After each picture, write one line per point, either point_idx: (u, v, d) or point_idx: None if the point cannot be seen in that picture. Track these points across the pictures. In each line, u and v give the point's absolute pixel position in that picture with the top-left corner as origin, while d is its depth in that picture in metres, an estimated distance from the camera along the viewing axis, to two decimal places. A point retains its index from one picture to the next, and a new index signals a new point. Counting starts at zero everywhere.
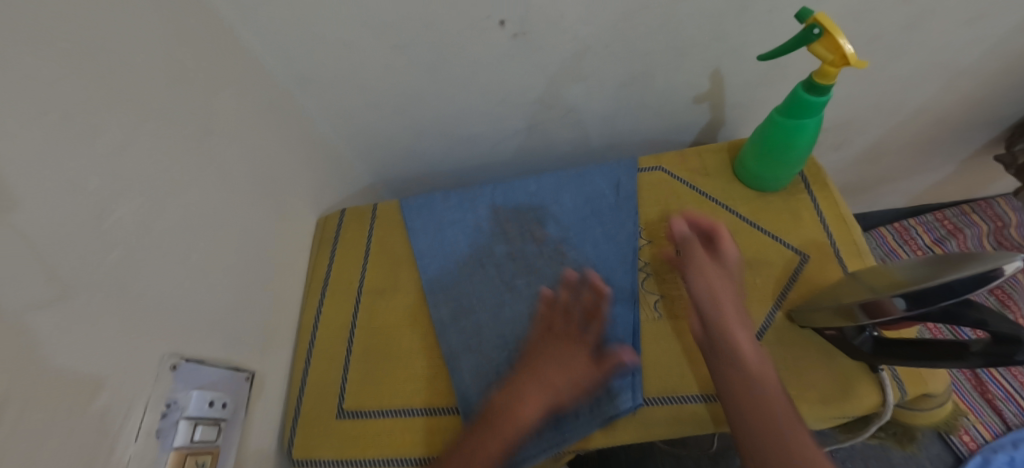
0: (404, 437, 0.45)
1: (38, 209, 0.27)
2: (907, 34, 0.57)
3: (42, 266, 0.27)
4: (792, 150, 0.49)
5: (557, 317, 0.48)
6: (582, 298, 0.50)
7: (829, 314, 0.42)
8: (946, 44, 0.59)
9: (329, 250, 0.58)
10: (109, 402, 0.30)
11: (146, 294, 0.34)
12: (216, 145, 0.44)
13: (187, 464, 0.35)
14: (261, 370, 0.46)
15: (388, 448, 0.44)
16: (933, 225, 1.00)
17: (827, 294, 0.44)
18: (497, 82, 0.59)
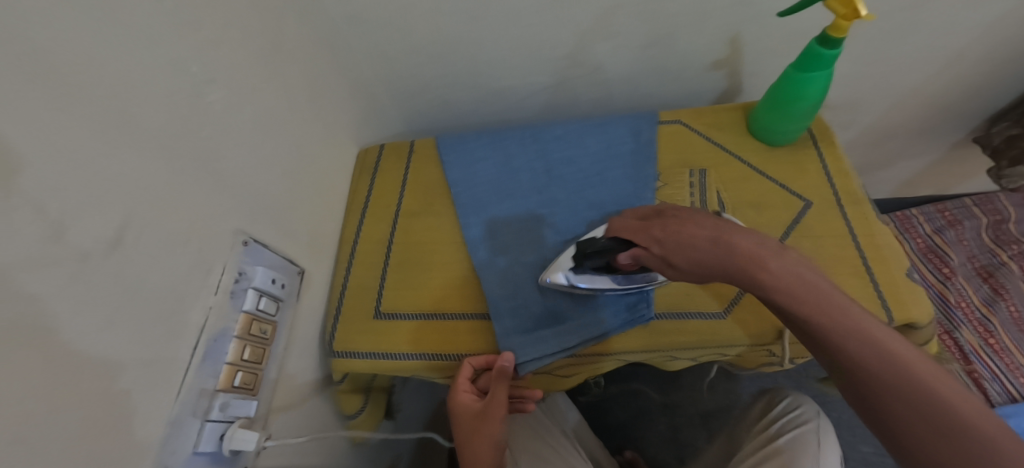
0: (415, 336, 0.50)
1: (148, 82, 0.32)
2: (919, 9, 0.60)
3: (150, 127, 0.32)
4: (800, 102, 0.53)
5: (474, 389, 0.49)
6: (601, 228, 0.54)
7: None
8: (956, 19, 0.62)
9: (369, 177, 0.64)
10: (197, 255, 0.35)
11: (224, 174, 0.39)
12: (281, 63, 0.49)
13: (252, 327, 0.40)
14: (309, 268, 0.52)
15: (399, 344, 0.49)
16: (934, 216, 1.05)
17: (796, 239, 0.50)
18: (530, 35, 0.63)
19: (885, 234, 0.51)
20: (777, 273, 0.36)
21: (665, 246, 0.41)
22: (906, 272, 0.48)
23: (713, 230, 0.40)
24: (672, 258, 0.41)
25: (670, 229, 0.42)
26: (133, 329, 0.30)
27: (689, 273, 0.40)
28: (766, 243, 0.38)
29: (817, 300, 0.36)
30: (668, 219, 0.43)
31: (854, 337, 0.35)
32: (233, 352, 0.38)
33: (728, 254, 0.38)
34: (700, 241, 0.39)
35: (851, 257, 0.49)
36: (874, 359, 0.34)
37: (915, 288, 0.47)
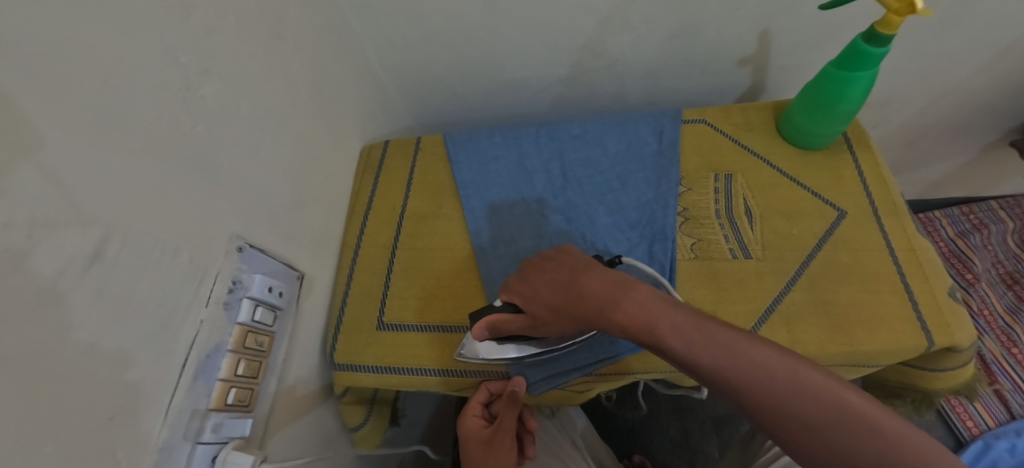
0: (428, 349, 0.48)
1: (133, 74, 0.29)
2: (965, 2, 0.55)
3: (135, 123, 0.29)
4: (839, 104, 0.49)
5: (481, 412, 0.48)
6: (619, 236, 0.52)
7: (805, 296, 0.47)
8: (1007, 13, 0.57)
9: (374, 174, 0.61)
10: (189, 263, 0.33)
11: (220, 174, 0.36)
12: (282, 51, 0.45)
13: (248, 339, 0.37)
14: (310, 274, 0.49)
15: (411, 358, 0.47)
16: (958, 219, 1.00)
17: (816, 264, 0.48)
18: (548, 24, 0.59)
19: (926, 249, 0.48)
20: (652, 325, 0.33)
21: (530, 300, 0.40)
22: (948, 291, 0.46)
23: (566, 275, 0.39)
24: (538, 312, 0.40)
25: (531, 278, 0.41)
26: (118, 350, 0.27)
27: (556, 324, 0.39)
28: (613, 283, 0.37)
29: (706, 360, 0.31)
30: (529, 268, 0.43)
31: (768, 401, 0.29)
32: (226, 368, 0.35)
33: (585, 300, 0.37)
34: (549, 293, 0.39)
35: (888, 274, 0.47)
36: (790, 419, 0.29)
37: (957, 310, 0.45)
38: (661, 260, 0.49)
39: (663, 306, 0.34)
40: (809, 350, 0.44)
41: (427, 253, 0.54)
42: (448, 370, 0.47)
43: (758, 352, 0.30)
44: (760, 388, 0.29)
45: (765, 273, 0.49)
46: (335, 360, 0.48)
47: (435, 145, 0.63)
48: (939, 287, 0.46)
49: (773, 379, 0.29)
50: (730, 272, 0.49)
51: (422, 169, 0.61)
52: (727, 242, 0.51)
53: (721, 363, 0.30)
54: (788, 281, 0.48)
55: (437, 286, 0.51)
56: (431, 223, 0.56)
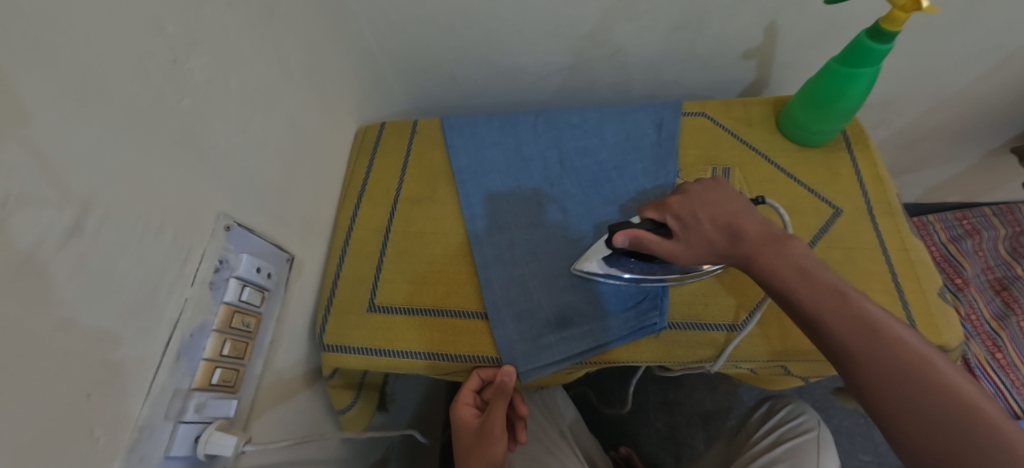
0: (416, 334, 0.48)
1: (117, 44, 0.28)
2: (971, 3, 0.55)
3: (117, 93, 0.28)
4: (840, 101, 0.49)
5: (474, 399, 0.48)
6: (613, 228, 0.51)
7: None
8: (1014, 16, 0.57)
9: (369, 156, 0.60)
10: (173, 240, 0.32)
11: (207, 150, 0.36)
12: (275, 28, 0.44)
13: (234, 319, 0.37)
14: (300, 255, 0.48)
15: (398, 342, 0.47)
16: (951, 224, 1.01)
17: (817, 262, 0.49)
18: (550, 10, 0.58)
19: (919, 250, 0.48)
20: (801, 282, 0.36)
21: (684, 225, 0.42)
22: (939, 292, 0.46)
23: (730, 213, 0.41)
24: (689, 237, 0.42)
25: (693, 203, 0.43)
26: (97, 326, 0.27)
27: (700, 253, 0.41)
28: (774, 232, 0.40)
29: (843, 326, 0.34)
30: (692, 193, 0.44)
31: (887, 378, 0.32)
32: (210, 348, 0.35)
33: (747, 237, 0.40)
34: (710, 224, 0.41)
35: (880, 272, 0.48)
36: (904, 404, 0.31)
37: (947, 311, 0.45)
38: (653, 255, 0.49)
39: (822, 268, 0.37)
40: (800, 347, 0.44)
41: (420, 238, 0.53)
42: (434, 353, 0.47)
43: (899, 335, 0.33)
44: (882, 359, 0.32)
45: None
46: (323, 342, 0.48)
47: (431, 130, 0.62)
48: (930, 287, 0.46)
49: (904, 365, 0.32)
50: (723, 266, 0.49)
51: (418, 154, 0.60)
52: None
53: (857, 329, 0.33)
54: None
55: (428, 272, 0.51)
56: (426, 209, 0.56)
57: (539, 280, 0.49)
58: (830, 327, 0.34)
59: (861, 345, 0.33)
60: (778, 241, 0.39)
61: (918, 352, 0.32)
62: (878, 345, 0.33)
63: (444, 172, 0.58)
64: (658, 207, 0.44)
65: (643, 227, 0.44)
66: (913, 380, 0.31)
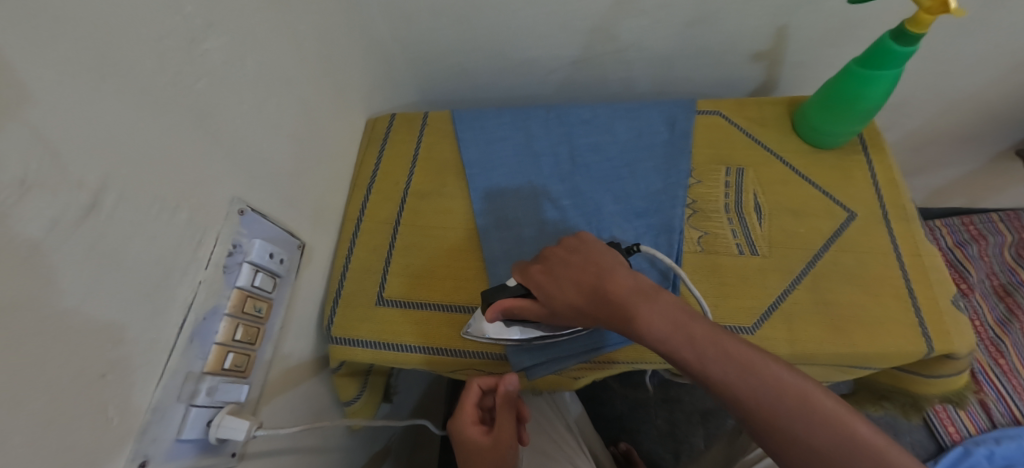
0: (420, 327, 0.47)
1: (135, 22, 0.27)
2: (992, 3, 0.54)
3: (135, 71, 0.28)
4: (859, 104, 0.48)
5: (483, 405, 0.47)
6: (625, 225, 0.51)
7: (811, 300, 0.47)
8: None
9: (378, 146, 0.60)
10: (187, 222, 0.32)
11: (222, 133, 0.35)
12: (290, 11, 0.43)
13: (247, 304, 0.36)
14: (310, 244, 0.48)
15: (400, 334, 0.47)
16: (957, 228, 1.02)
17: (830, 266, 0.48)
18: (566, 3, 0.57)
19: (932, 256, 0.48)
20: (695, 358, 0.32)
21: (547, 293, 0.38)
22: (951, 298, 0.46)
23: (593, 275, 0.37)
24: (559, 308, 0.38)
25: (558, 269, 0.39)
26: (113, 306, 0.26)
27: (573, 317, 0.38)
28: (643, 288, 0.35)
29: (756, 410, 0.29)
30: (553, 259, 0.40)
31: (784, 424, 0.28)
32: (223, 332, 0.35)
33: (615, 305, 0.35)
34: (574, 293, 0.37)
35: (892, 278, 0.47)
36: (801, 446, 0.28)
37: (959, 318, 0.45)
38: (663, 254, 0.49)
39: (706, 332, 0.32)
40: (809, 350, 0.44)
41: (429, 230, 0.53)
42: (432, 348, 0.47)
43: (774, 371, 0.30)
44: (810, 444, 0.28)
45: (770, 271, 0.48)
46: (331, 331, 0.48)
47: (441, 122, 0.61)
48: (942, 293, 0.46)
49: (783, 401, 0.29)
50: (734, 266, 0.49)
51: (428, 145, 0.60)
52: (734, 237, 0.50)
53: (766, 411, 0.29)
54: (792, 280, 0.48)
55: (437, 265, 0.51)
56: (436, 201, 0.55)
57: None
58: (712, 376, 0.31)
59: (741, 389, 0.30)
60: (652, 294, 0.35)
61: (837, 424, 0.28)
62: (802, 426, 0.28)
63: (455, 164, 0.58)
64: (526, 275, 0.40)
65: (511, 293, 0.41)
66: (797, 417, 0.28)
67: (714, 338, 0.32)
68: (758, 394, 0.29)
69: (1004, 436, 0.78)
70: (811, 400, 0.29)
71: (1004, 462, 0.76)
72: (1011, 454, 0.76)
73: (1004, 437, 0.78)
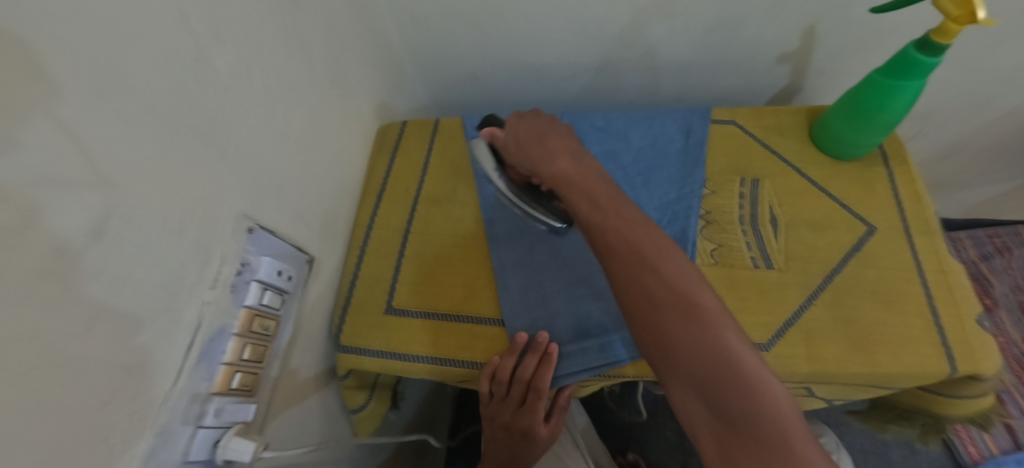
0: (424, 336, 0.47)
1: (141, 41, 0.27)
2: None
3: (142, 91, 0.27)
4: (882, 114, 0.47)
5: (502, 386, 0.45)
6: None
7: (829, 316, 0.45)
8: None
9: (390, 154, 0.60)
10: (193, 243, 0.31)
11: (229, 150, 0.35)
12: (299, 23, 0.43)
13: (254, 323, 0.36)
14: (319, 255, 0.48)
15: (400, 343, 0.47)
16: (982, 241, 0.97)
17: (851, 281, 0.47)
18: (579, 8, 0.56)
19: (957, 272, 0.46)
20: (598, 213, 0.40)
21: (509, 130, 0.48)
22: (977, 318, 0.44)
23: (550, 129, 0.48)
24: (510, 143, 0.48)
25: (531, 118, 0.49)
26: (119, 329, 0.26)
27: (512, 154, 0.48)
28: (577, 152, 0.46)
29: (628, 261, 0.37)
30: (533, 113, 0.50)
31: (637, 268, 0.37)
32: (231, 352, 0.34)
33: (545, 150, 0.45)
34: (525, 133, 0.47)
35: (916, 295, 0.46)
36: (648, 291, 0.35)
37: (985, 339, 0.43)
38: None
39: (620, 203, 0.41)
40: (825, 368, 0.43)
41: (438, 240, 0.53)
42: (426, 357, 0.47)
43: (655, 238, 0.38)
44: (659, 293, 0.35)
45: (788, 287, 0.47)
46: (340, 342, 0.48)
47: (451, 130, 0.61)
48: (968, 312, 0.44)
49: (649, 253, 0.37)
50: (747, 279, 0.48)
51: (439, 153, 0.59)
52: (749, 250, 0.49)
53: (630, 249, 0.37)
54: (810, 295, 0.46)
55: (445, 273, 0.50)
56: (445, 209, 0.55)
57: (555, 288, 0.48)
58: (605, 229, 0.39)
59: (618, 238, 0.38)
60: (581, 157, 0.45)
61: (689, 290, 0.35)
62: (660, 282, 0.36)
63: (466, 172, 0.57)
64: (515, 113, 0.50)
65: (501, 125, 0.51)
66: (653, 266, 0.36)
67: (626, 209, 0.40)
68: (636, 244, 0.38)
69: None
70: (677, 271, 0.36)
71: None
72: None
73: None
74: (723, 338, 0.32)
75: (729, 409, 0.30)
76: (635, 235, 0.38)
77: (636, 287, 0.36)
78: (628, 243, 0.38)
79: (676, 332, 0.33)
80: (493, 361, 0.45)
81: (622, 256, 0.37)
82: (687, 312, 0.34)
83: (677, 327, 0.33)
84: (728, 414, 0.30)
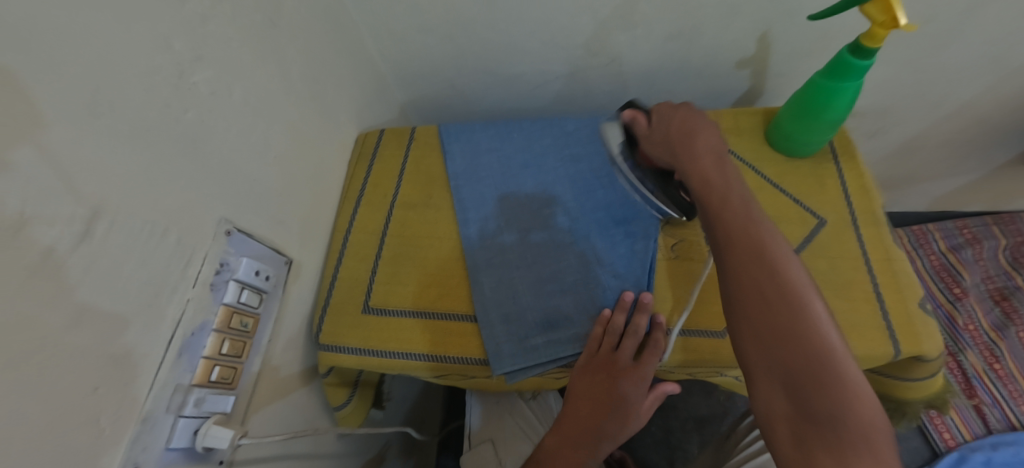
0: (401, 333, 0.50)
1: (125, 61, 0.30)
2: (963, 29, 0.55)
3: (124, 106, 0.30)
4: (826, 113, 0.50)
5: (608, 342, 0.46)
6: (605, 233, 0.53)
7: None
8: (1017, 32, 0.56)
9: (369, 161, 0.63)
10: (176, 245, 0.34)
11: (211, 159, 0.38)
12: (277, 40, 0.46)
13: (233, 320, 0.39)
14: (299, 258, 0.51)
15: (377, 340, 0.49)
16: (952, 232, 1.00)
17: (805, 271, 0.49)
18: (545, 20, 0.59)
19: (901, 260, 0.49)
20: (727, 209, 0.39)
21: (661, 119, 0.49)
22: (920, 302, 0.47)
23: (692, 125, 0.47)
24: (658, 130, 0.48)
25: (675, 109, 0.49)
26: (107, 324, 0.29)
27: (655, 141, 0.48)
28: (717, 151, 0.44)
29: (741, 254, 0.36)
30: (679, 104, 0.50)
31: (746, 262, 0.36)
32: (211, 346, 0.37)
33: (692, 145, 0.45)
34: (674, 126, 0.47)
35: (863, 282, 0.48)
36: (755, 284, 0.34)
37: (927, 322, 0.46)
38: (639, 260, 0.50)
39: (746, 204, 0.39)
40: None
41: (415, 242, 0.55)
42: (403, 353, 0.49)
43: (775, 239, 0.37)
44: (769, 287, 0.34)
45: None
46: (320, 341, 0.50)
47: (428, 138, 0.64)
48: (912, 297, 0.47)
49: (766, 248, 0.36)
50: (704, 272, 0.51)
51: (417, 159, 0.62)
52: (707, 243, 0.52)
53: (746, 244, 0.36)
54: None
55: (422, 272, 0.53)
56: (422, 211, 0.58)
57: (525, 283, 0.50)
58: (722, 222, 0.39)
59: (734, 231, 0.37)
60: (720, 157, 0.44)
61: (804, 290, 0.34)
62: (773, 279, 0.34)
63: (442, 177, 0.60)
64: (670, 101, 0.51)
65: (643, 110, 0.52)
66: (768, 262, 0.35)
67: (750, 208, 0.39)
68: (754, 239, 0.36)
69: (1000, 442, 0.79)
70: (793, 268, 0.35)
71: None
72: (1008, 462, 0.77)
73: (1000, 442, 0.79)
74: (828, 341, 0.32)
75: (815, 407, 0.30)
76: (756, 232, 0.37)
77: (745, 279, 0.35)
78: (749, 237, 0.37)
79: (777, 328, 0.32)
80: (608, 314, 0.47)
81: (735, 246, 0.37)
82: (793, 313, 0.33)
83: (783, 327, 0.32)
84: (814, 413, 0.30)
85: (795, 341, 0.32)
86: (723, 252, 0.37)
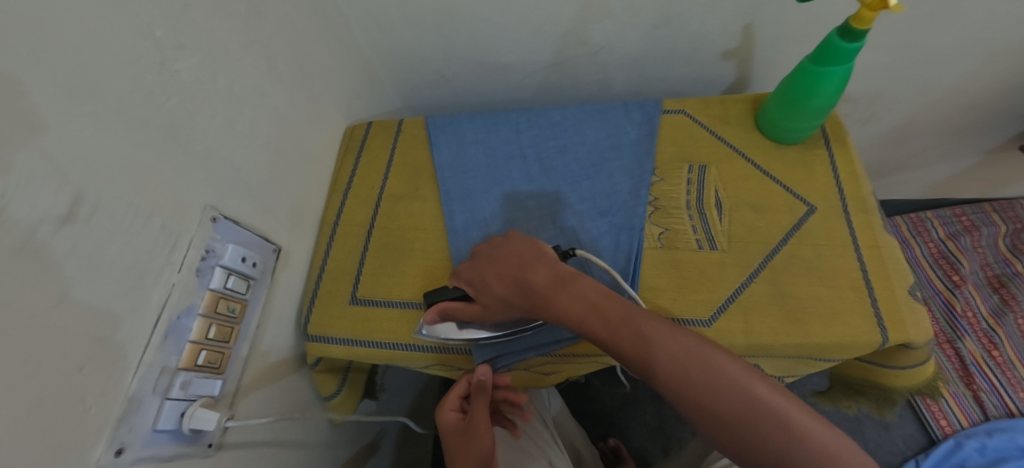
0: (386, 323, 0.50)
1: (107, 48, 0.30)
2: (959, 11, 0.54)
3: (106, 91, 0.30)
4: (815, 99, 0.49)
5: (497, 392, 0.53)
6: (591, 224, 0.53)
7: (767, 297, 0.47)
8: (1011, 16, 0.55)
9: (356, 153, 0.63)
10: (161, 230, 0.35)
11: (196, 146, 0.38)
12: (262, 29, 0.46)
13: (219, 305, 0.39)
14: (287, 246, 0.51)
15: (363, 330, 0.50)
16: (949, 220, 1.00)
17: (790, 259, 0.49)
18: (533, 9, 0.59)
19: (891, 247, 0.49)
20: (619, 333, 0.36)
21: (479, 289, 0.43)
22: (908, 289, 0.46)
23: (513, 270, 0.42)
24: (486, 300, 0.43)
25: (479, 267, 0.44)
26: (89, 308, 0.29)
27: (498, 306, 0.42)
28: (563, 275, 0.40)
29: (666, 381, 0.34)
30: (478, 256, 0.45)
31: (682, 387, 0.33)
32: (197, 330, 0.37)
33: (542, 296, 0.40)
34: (501, 289, 0.42)
35: (851, 270, 0.48)
36: (705, 410, 0.32)
37: (915, 308, 0.45)
38: (625, 250, 0.51)
39: (629, 313, 0.37)
40: (761, 341, 0.45)
41: (402, 234, 0.56)
42: (387, 343, 0.49)
43: (682, 341, 0.34)
44: (712, 405, 0.32)
45: (728, 266, 0.49)
46: (308, 331, 0.51)
47: (416, 129, 0.64)
48: (900, 285, 0.46)
49: (687, 365, 0.33)
50: (690, 262, 0.50)
51: (405, 150, 0.62)
52: (693, 233, 0.52)
53: (665, 369, 0.34)
54: (749, 274, 0.49)
55: (408, 264, 0.53)
56: (409, 203, 0.58)
57: None
58: (623, 352, 0.36)
59: (644, 359, 0.35)
60: (566, 282, 0.40)
61: (740, 386, 0.32)
62: (711, 396, 0.32)
63: (429, 169, 0.61)
64: (456, 271, 0.46)
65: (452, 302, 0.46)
66: (691, 381, 0.33)
67: (637, 317, 0.37)
68: (661, 361, 0.34)
69: (996, 429, 0.78)
70: (715, 368, 0.33)
71: (995, 455, 0.76)
72: (1002, 448, 0.76)
73: (996, 429, 0.78)
74: (796, 425, 0.30)
75: None
76: (656, 351, 0.34)
77: (690, 405, 0.33)
78: (656, 360, 0.34)
79: (753, 441, 0.30)
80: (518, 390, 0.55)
81: (656, 375, 0.34)
82: (755, 420, 0.30)
83: (764, 440, 0.30)
84: None
85: (774, 451, 0.30)
86: (653, 383, 0.35)
